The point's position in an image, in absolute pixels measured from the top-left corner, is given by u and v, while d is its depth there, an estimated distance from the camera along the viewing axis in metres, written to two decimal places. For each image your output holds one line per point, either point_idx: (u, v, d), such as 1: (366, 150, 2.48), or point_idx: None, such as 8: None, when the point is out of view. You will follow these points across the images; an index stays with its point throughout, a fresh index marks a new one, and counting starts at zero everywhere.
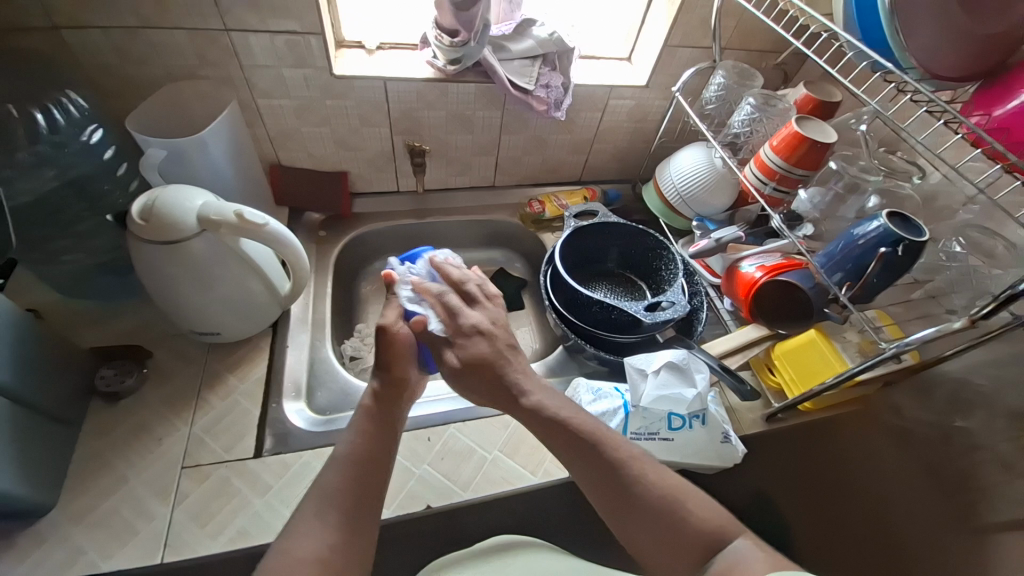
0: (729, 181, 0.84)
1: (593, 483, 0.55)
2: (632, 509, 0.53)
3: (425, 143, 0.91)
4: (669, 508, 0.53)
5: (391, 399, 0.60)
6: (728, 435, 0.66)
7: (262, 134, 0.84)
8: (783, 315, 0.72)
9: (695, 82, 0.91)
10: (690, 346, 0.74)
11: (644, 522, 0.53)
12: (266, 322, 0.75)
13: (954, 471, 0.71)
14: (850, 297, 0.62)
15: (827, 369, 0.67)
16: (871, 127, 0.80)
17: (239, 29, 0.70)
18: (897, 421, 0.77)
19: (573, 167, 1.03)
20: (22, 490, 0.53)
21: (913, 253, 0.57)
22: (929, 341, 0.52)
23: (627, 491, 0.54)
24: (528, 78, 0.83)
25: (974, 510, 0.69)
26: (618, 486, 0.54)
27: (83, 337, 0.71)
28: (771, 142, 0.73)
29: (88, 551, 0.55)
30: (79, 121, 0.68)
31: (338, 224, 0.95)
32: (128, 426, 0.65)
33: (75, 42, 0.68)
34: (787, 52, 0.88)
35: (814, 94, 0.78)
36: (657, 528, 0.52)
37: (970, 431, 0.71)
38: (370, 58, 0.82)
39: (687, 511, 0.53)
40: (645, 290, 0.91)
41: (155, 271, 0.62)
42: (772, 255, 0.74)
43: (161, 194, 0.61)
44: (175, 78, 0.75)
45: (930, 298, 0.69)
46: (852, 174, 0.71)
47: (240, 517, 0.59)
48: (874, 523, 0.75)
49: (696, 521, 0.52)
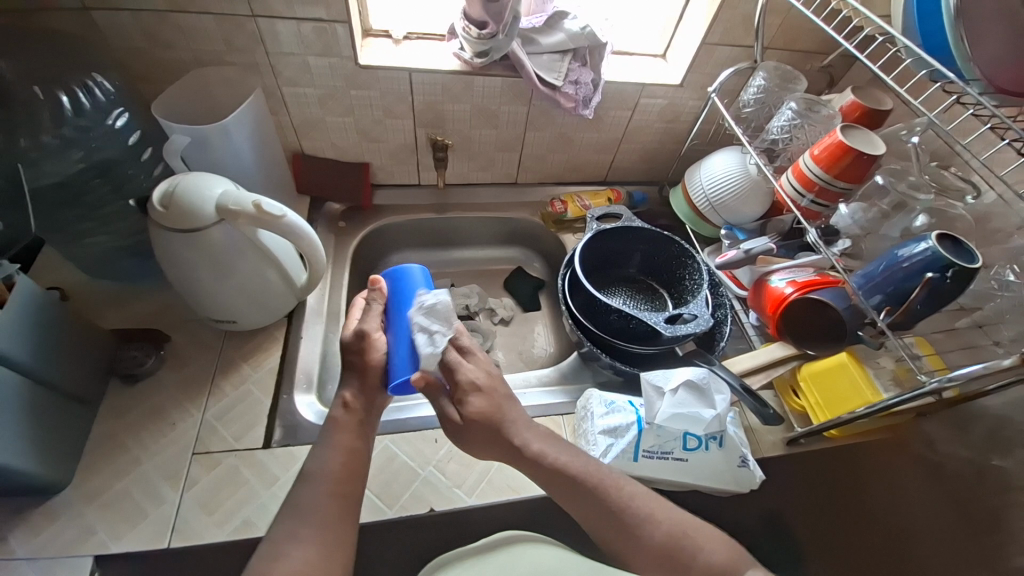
0: (763, 189, 0.79)
1: (596, 528, 0.54)
2: (607, 528, 0.53)
3: (448, 137, 0.89)
4: (631, 524, 0.53)
5: (371, 412, 0.60)
6: (746, 460, 0.64)
7: (286, 122, 0.84)
8: (814, 335, 0.68)
9: (733, 82, 0.87)
10: (711, 362, 0.70)
11: (615, 533, 0.53)
12: (281, 312, 0.75)
13: (984, 509, 0.66)
14: (889, 323, 0.58)
15: (858, 397, 0.64)
16: (923, 139, 0.75)
17: (266, 15, 0.69)
18: (929, 454, 0.73)
19: (598, 166, 1.00)
20: (37, 468, 0.54)
21: (964, 280, 0.53)
22: (974, 377, 0.49)
23: (596, 507, 0.54)
24: (557, 73, 0.80)
25: (1000, 551, 0.63)
26: (589, 504, 0.54)
27: (104, 317, 0.73)
28: (812, 150, 0.69)
29: (97, 531, 0.56)
30: (104, 105, 0.68)
31: (357, 215, 0.94)
32: (142, 409, 0.66)
33: (105, 25, 0.68)
34: (836, 53, 0.83)
35: (861, 100, 0.73)
36: (632, 542, 0.53)
37: (1006, 471, 0.65)
38: (396, 47, 0.80)
39: (654, 528, 0.53)
40: (667, 299, 0.88)
41: (173, 257, 0.62)
42: (806, 270, 0.70)
43: (181, 181, 0.61)
44: (202, 64, 0.74)
45: (976, 328, 0.64)
46: (900, 191, 0.67)
47: (246, 507, 0.59)
48: (885, 547, 0.71)
49: (700, 561, 0.52)
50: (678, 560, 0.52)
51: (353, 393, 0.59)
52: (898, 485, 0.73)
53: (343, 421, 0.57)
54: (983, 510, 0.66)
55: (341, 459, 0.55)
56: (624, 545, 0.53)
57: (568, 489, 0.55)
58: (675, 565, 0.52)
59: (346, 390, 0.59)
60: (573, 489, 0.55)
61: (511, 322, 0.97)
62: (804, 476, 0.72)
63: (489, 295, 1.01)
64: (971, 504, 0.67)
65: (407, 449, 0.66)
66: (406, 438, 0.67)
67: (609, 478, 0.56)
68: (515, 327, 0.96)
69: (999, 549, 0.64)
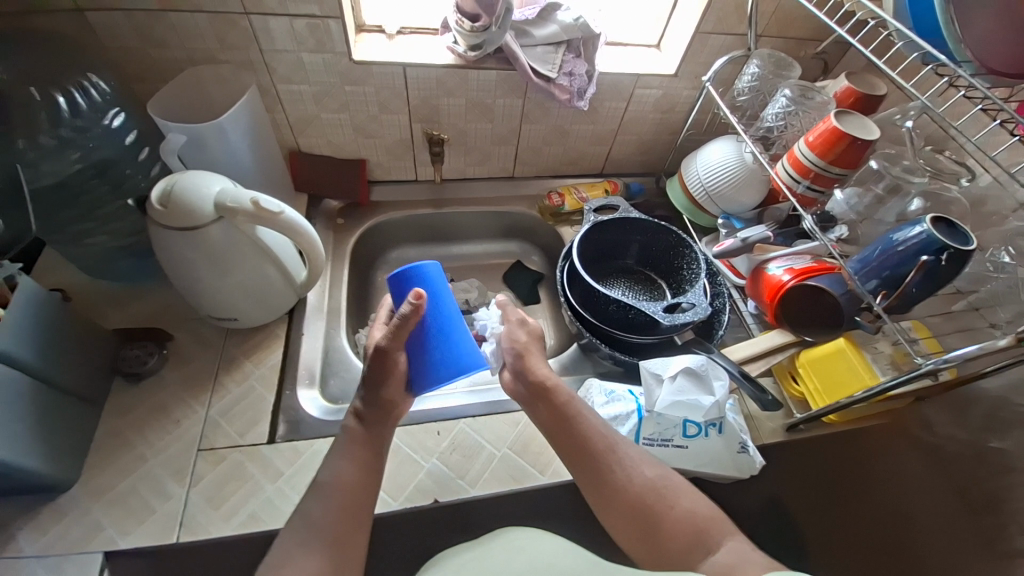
0: (759, 177, 0.80)
1: (575, 463, 0.57)
2: (590, 464, 0.56)
3: (443, 132, 0.89)
4: (615, 462, 0.56)
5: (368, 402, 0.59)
6: (745, 445, 0.65)
7: (282, 119, 0.84)
8: (812, 322, 0.68)
9: (728, 71, 0.87)
10: (710, 350, 0.71)
11: (594, 468, 0.56)
12: (281, 309, 0.75)
13: (985, 492, 0.68)
14: (885, 307, 0.58)
15: (855, 380, 0.65)
16: (917, 124, 0.75)
17: (259, 12, 0.69)
18: (926, 436, 0.74)
19: (595, 158, 1.00)
20: (44, 467, 0.55)
21: (959, 262, 0.53)
22: (970, 358, 0.49)
23: (585, 443, 0.57)
24: (551, 65, 0.80)
25: (1002, 533, 0.65)
26: (580, 440, 0.57)
27: (106, 317, 0.73)
28: (806, 137, 0.69)
29: (105, 527, 0.57)
30: (100, 104, 0.68)
31: (355, 212, 0.94)
32: (146, 407, 0.66)
33: (99, 25, 0.68)
34: (830, 40, 0.83)
35: (855, 86, 0.73)
36: (613, 484, 0.55)
37: (1006, 452, 0.66)
38: (390, 42, 0.80)
39: (637, 470, 0.55)
40: (666, 289, 0.88)
41: (172, 256, 0.62)
42: (803, 257, 0.70)
43: (179, 180, 0.61)
44: (196, 63, 0.75)
45: (973, 310, 0.64)
46: (894, 174, 0.67)
47: (252, 501, 0.60)
48: (891, 540, 0.70)
49: (677, 509, 0.53)
50: (655, 507, 0.53)
51: (362, 402, 0.59)
52: (902, 471, 0.73)
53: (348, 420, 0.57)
54: (984, 493, 0.68)
55: (342, 457, 0.55)
56: (602, 483, 0.55)
57: (557, 420, 0.59)
58: (644, 514, 0.53)
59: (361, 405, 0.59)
60: (568, 426, 0.58)
61: None
62: (801, 460, 0.72)
63: (488, 288, 1.01)
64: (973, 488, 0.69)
65: (410, 442, 0.66)
66: (409, 431, 0.67)
67: (598, 419, 0.60)
68: None
69: (1001, 532, 0.65)
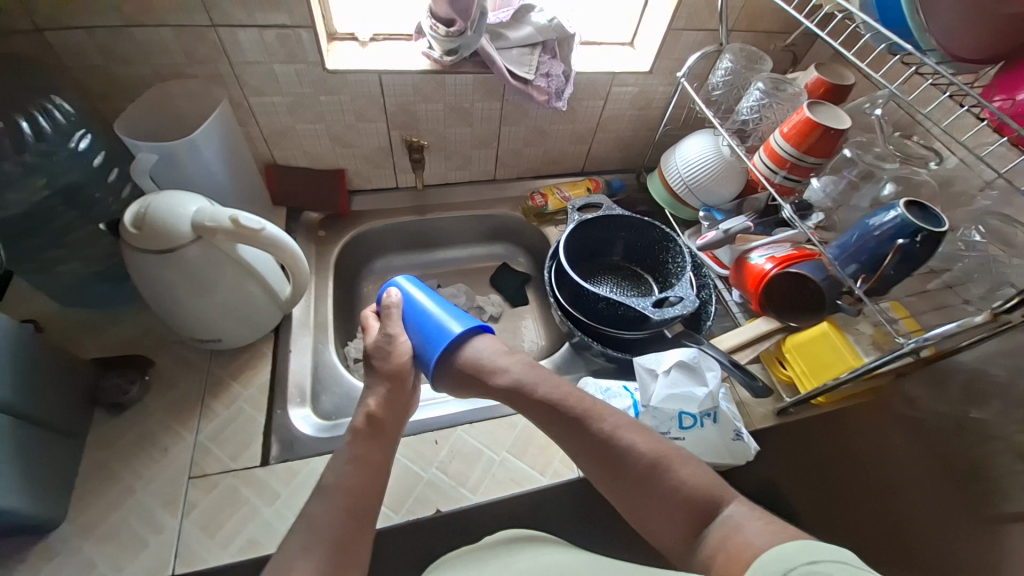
0: (736, 169, 0.81)
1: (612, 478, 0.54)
2: (631, 499, 0.53)
3: (423, 138, 0.88)
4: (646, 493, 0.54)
5: (393, 423, 0.60)
6: (739, 432, 0.66)
7: (256, 133, 0.82)
8: (795, 308, 0.70)
9: (701, 66, 0.88)
10: (699, 342, 0.72)
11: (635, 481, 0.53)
12: (267, 327, 0.74)
13: (968, 461, 0.71)
14: (865, 290, 0.60)
15: (841, 362, 0.66)
16: (885, 111, 0.78)
17: (226, 24, 0.67)
18: (909, 410, 0.77)
19: (575, 158, 1.01)
20: (30, 506, 0.53)
21: (931, 244, 0.55)
22: (949, 336, 0.51)
23: (621, 462, 0.54)
24: (528, 67, 0.80)
25: (989, 499, 0.68)
26: (617, 458, 0.55)
27: (83, 346, 0.71)
28: (781, 129, 0.70)
29: (98, 564, 0.55)
30: (66, 127, 0.65)
31: (337, 222, 0.93)
32: (132, 438, 0.64)
33: (59, 45, 0.66)
34: (798, 32, 0.85)
35: (825, 77, 0.75)
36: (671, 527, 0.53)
37: (985, 421, 0.70)
38: (363, 50, 0.79)
39: None
40: (652, 284, 0.90)
41: (150, 280, 0.60)
42: (783, 246, 0.72)
43: (154, 201, 0.60)
44: (162, 78, 0.72)
45: (947, 288, 0.66)
46: (867, 161, 0.70)
47: (249, 526, 0.58)
48: (892, 521, 0.70)
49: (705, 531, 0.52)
50: None
51: (377, 401, 0.60)
52: (891, 448, 0.75)
53: (361, 433, 0.57)
54: (969, 463, 0.71)
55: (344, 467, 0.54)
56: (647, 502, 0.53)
57: (592, 453, 0.56)
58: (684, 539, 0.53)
59: (373, 397, 0.61)
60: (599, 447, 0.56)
61: (499, 318, 0.98)
62: (796, 445, 0.73)
63: (475, 292, 1.02)
64: (956, 458, 0.72)
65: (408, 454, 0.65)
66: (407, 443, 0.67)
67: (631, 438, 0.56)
68: (504, 323, 0.97)
69: (989, 499, 0.68)
